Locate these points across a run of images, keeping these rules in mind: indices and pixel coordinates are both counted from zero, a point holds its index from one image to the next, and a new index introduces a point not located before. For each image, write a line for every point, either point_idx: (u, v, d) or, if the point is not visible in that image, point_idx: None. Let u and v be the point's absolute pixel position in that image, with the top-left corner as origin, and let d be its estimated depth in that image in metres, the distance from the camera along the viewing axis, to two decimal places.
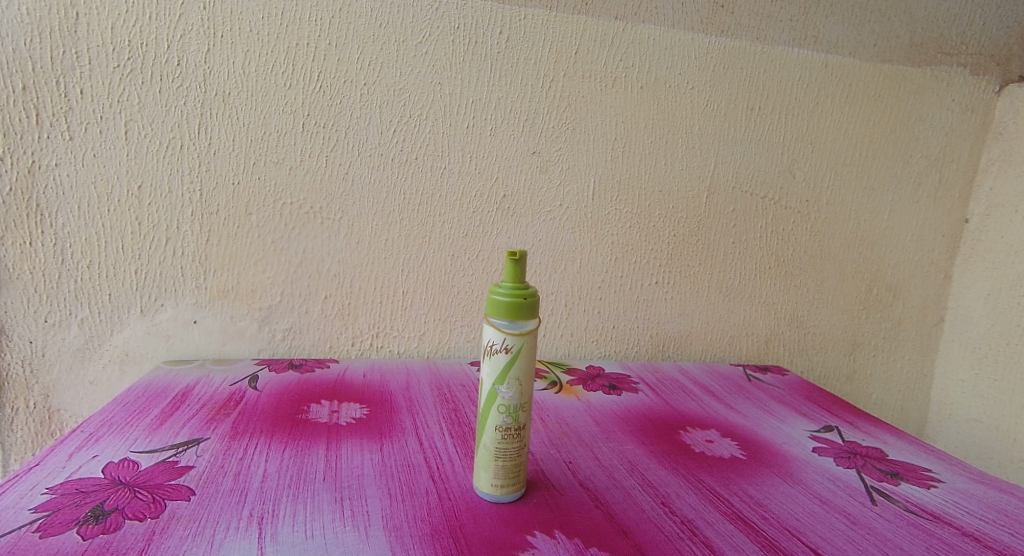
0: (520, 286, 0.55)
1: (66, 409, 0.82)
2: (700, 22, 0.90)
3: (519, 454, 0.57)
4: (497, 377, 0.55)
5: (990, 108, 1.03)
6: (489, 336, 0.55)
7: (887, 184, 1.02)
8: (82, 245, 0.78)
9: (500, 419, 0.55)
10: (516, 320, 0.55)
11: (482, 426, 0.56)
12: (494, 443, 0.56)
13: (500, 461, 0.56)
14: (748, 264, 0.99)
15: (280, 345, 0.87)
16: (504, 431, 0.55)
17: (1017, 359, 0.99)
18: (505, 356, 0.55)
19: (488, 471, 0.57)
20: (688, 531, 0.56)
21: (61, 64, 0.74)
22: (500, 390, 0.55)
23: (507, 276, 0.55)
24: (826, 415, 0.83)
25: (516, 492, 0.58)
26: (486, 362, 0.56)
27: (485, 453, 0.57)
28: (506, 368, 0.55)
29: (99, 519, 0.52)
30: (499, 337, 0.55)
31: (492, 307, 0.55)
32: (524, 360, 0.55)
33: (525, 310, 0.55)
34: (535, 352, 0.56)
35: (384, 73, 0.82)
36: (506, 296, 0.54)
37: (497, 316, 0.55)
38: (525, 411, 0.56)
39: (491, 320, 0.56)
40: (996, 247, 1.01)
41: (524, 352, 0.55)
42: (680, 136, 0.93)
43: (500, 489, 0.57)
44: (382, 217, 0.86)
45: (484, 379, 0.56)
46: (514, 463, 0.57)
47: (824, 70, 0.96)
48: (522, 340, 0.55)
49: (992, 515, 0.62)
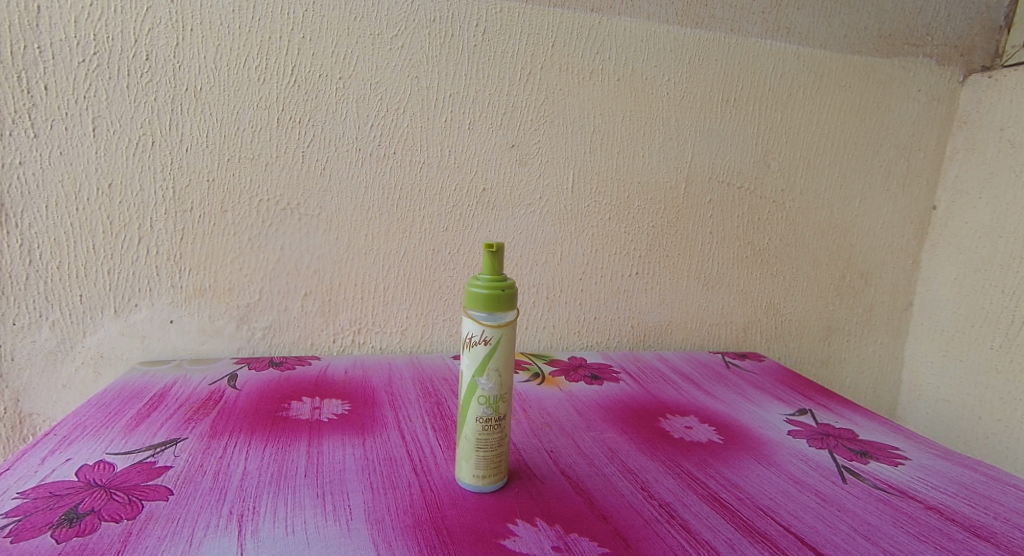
0: (498, 278, 0.55)
1: (39, 412, 0.80)
2: (674, 14, 0.91)
3: (501, 444, 0.57)
4: (477, 369, 0.55)
5: (955, 97, 1.05)
6: (468, 328, 0.55)
7: (859, 171, 1.04)
8: (52, 245, 0.77)
9: (481, 410, 0.56)
10: (495, 312, 0.55)
11: (463, 418, 0.56)
12: (475, 433, 0.56)
13: (481, 452, 0.57)
14: (725, 253, 1.00)
15: (260, 344, 0.86)
16: (484, 423, 0.56)
17: (983, 341, 1.01)
18: (484, 347, 0.55)
19: (470, 462, 0.57)
20: (665, 514, 0.57)
21: (23, 59, 0.73)
22: (480, 381, 0.55)
23: (485, 269, 0.55)
24: (801, 399, 0.84)
25: (497, 482, 0.58)
26: (465, 354, 0.56)
27: (466, 444, 0.57)
28: (485, 359, 0.55)
29: (73, 521, 0.51)
30: (478, 329, 0.55)
31: (470, 300, 0.55)
32: (503, 351, 0.55)
33: (503, 302, 0.55)
34: (514, 342, 0.56)
35: (360, 67, 0.82)
36: (484, 288, 0.54)
37: (475, 308, 0.55)
38: (505, 402, 0.56)
39: (469, 312, 0.56)
40: (962, 232, 1.04)
41: (503, 343, 0.55)
42: (655, 127, 0.93)
43: (482, 480, 0.58)
44: (361, 212, 0.85)
45: (464, 371, 0.56)
46: (496, 453, 0.57)
47: (797, 61, 0.97)
48: (500, 331, 0.55)
49: (956, 489, 0.64)
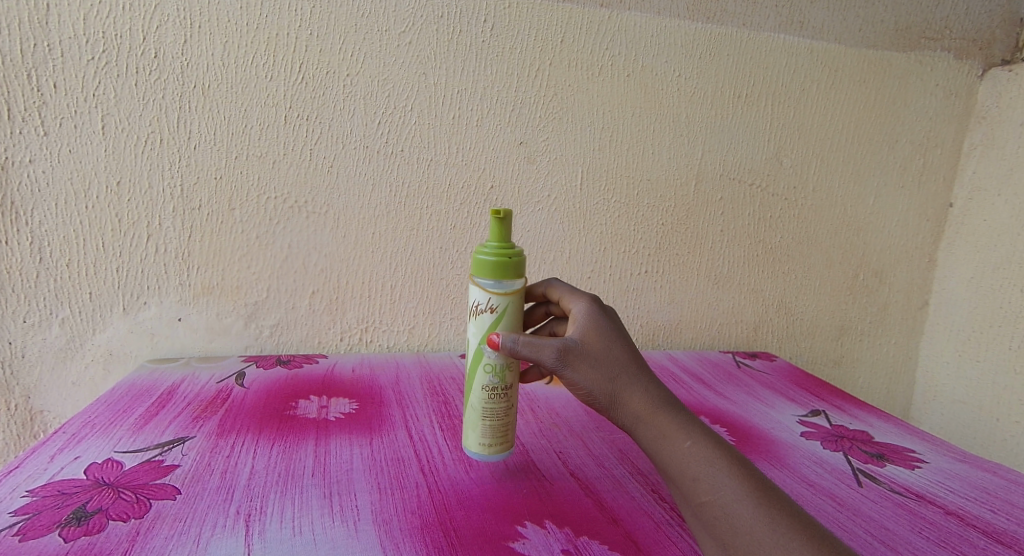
0: (505, 245, 0.56)
1: (49, 409, 0.81)
2: (686, 9, 0.89)
3: (508, 414, 0.59)
4: (483, 337, 0.57)
5: (973, 92, 1.03)
6: (475, 296, 0.56)
7: (873, 168, 1.02)
8: (61, 243, 0.77)
9: (488, 378, 0.57)
10: (502, 279, 0.56)
11: (470, 387, 0.58)
12: (481, 402, 0.58)
13: (488, 421, 0.58)
14: (736, 251, 0.99)
15: (267, 342, 0.86)
16: (490, 392, 0.57)
17: (1000, 341, 0.99)
18: (491, 315, 0.56)
19: (477, 430, 0.59)
20: (677, 517, 0.56)
21: (32, 56, 0.72)
22: (486, 350, 0.57)
23: (493, 236, 0.55)
24: (813, 400, 0.83)
25: (504, 451, 0.60)
26: (472, 321, 0.57)
27: (473, 412, 0.59)
28: (492, 326, 0.56)
29: (81, 521, 0.51)
30: (485, 297, 0.56)
31: (478, 267, 0.56)
32: (509, 318, 0.57)
33: (511, 270, 0.56)
34: (520, 308, 0.57)
35: (367, 64, 0.81)
36: (491, 255, 0.55)
37: (482, 276, 0.56)
38: (512, 371, 0.58)
39: (476, 280, 0.56)
40: (978, 231, 1.02)
41: (509, 310, 0.56)
42: (666, 124, 0.92)
43: (489, 448, 0.59)
44: (368, 210, 0.85)
45: (471, 338, 0.58)
46: (502, 423, 0.59)
47: (810, 56, 0.96)
48: (506, 300, 0.56)
49: (974, 493, 0.63)
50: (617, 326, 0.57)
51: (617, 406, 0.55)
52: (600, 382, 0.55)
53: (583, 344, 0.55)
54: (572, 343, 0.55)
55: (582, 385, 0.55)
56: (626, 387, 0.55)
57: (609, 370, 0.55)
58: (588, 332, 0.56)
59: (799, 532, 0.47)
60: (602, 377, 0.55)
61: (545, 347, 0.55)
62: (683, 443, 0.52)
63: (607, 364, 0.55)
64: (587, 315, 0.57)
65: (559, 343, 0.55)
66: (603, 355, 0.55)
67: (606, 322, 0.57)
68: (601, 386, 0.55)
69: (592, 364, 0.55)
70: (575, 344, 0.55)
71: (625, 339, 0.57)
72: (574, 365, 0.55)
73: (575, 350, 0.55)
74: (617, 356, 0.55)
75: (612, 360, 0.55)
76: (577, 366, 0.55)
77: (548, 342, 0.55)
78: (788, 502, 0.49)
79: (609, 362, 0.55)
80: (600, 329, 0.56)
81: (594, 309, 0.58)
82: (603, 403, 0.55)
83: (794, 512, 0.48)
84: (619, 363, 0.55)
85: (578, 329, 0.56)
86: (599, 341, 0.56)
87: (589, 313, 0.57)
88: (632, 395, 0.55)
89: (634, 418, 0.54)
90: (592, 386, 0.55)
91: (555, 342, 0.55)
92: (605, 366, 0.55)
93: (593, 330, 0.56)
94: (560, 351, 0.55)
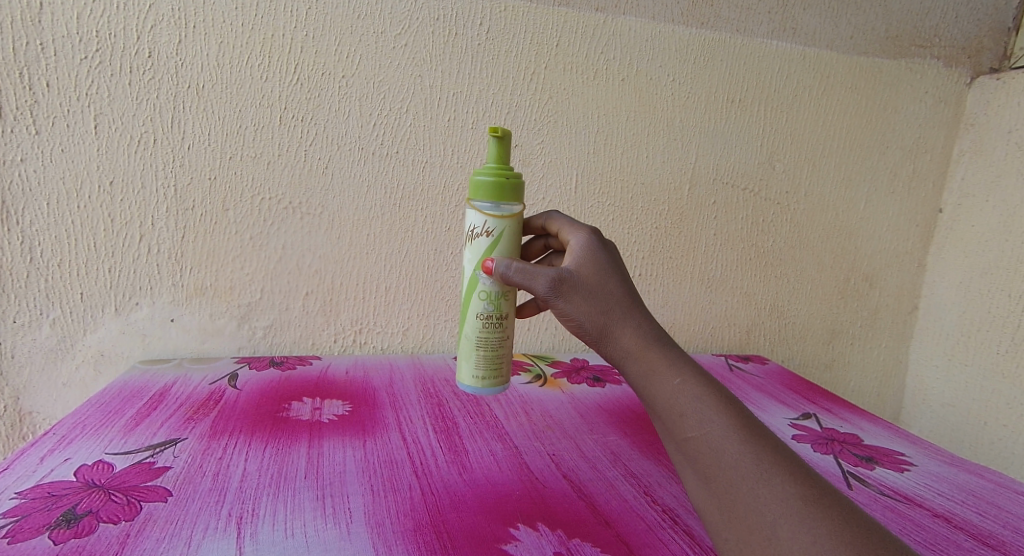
0: (504, 167, 0.59)
1: (39, 410, 0.80)
2: (680, 14, 0.90)
3: (500, 345, 0.62)
4: (479, 263, 0.60)
5: (963, 99, 1.04)
6: (472, 220, 0.59)
7: (864, 173, 1.03)
8: (53, 243, 0.77)
9: (482, 307, 0.61)
10: (499, 201, 0.59)
11: (466, 315, 0.62)
12: (474, 332, 0.61)
13: (482, 349, 0.62)
14: (729, 255, 1.00)
15: (261, 343, 0.86)
16: (485, 319, 0.61)
17: (988, 345, 1.00)
18: (487, 239, 0.59)
19: (471, 363, 0.62)
20: (669, 519, 0.57)
21: (24, 55, 0.72)
22: (482, 277, 0.60)
23: (492, 157, 0.59)
24: (804, 403, 0.84)
25: (497, 385, 0.63)
26: (469, 247, 0.61)
27: (467, 344, 0.62)
28: (487, 250, 0.59)
29: (71, 522, 0.51)
30: (481, 221, 0.59)
31: (476, 190, 0.59)
32: (505, 242, 0.59)
33: (509, 191, 0.59)
34: (517, 234, 0.60)
35: (362, 66, 0.81)
36: (490, 176, 0.58)
37: (480, 199, 0.59)
38: (504, 300, 0.61)
39: (474, 202, 0.59)
40: (967, 236, 1.03)
41: (505, 234, 0.59)
42: (660, 128, 0.93)
43: (482, 379, 0.62)
44: (363, 211, 0.85)
45: (467, 265, 0.61)
46: (495, 354, 0.62)
47: (803, 62, 0.97)
48: (502, 223, 0.59)
49: (961, 496, 0.63)
50: (616, 260, 0.56)
51: (608, 341, 0.54)
52: (593, 315, 0.54)
53: (578, 276, 0.54)
54: (567, 273, 0.54)
55: (574, 318, 0.54)
56: (618, 322, 0.53)
57: (603, 303, 0.54)
58: (584, 264, 0.55)
59: (785, 469, 0.46)
60: (594, 310, 0.54)
61: (540, 276, 0.55)
62: (672, 380, 0.51)
63: (601, 297, 0.54)
64: (585, 247, 0.56)
65: (554, 273, 0.54)
66: (597, 287, 0.54)
67: (603, 255, 0.56)
68: (593, 319, 0.54)
69: (585, 296, 0.54)
70: (570, 275, 0.54)
71: (622, 274, 0.55)
72: (567, 296, 0.54)
73: (569, 281, 0.54)
74: (612, 290, 0.54)
75: (607, 294, 0.54)
76: (570, 297, 0.54)
77: (543, 271, 0.55)
78: (777, 442, 0.48)
79: (603, 295, 0.54)
80: (597, 262, 0.55)
81: (592, 241, 0.57)
82: (594, 336, 0.54)
83: (781, 451, 0.47)
84: (614, 297, 0.54)
85: (573, 260, 0.55)
86: (595, 273, 0.55)
87: (587, 244, 0.56)
88: (624, 331, 0.53)
89: (624, 354, 0.53)
90: (583, 319, 0.54)
91: (550, 271, 0.55)
92: (599, 298, 0.54)
93: (589, 263, 0.55)
94: (554, 281, 0.54)
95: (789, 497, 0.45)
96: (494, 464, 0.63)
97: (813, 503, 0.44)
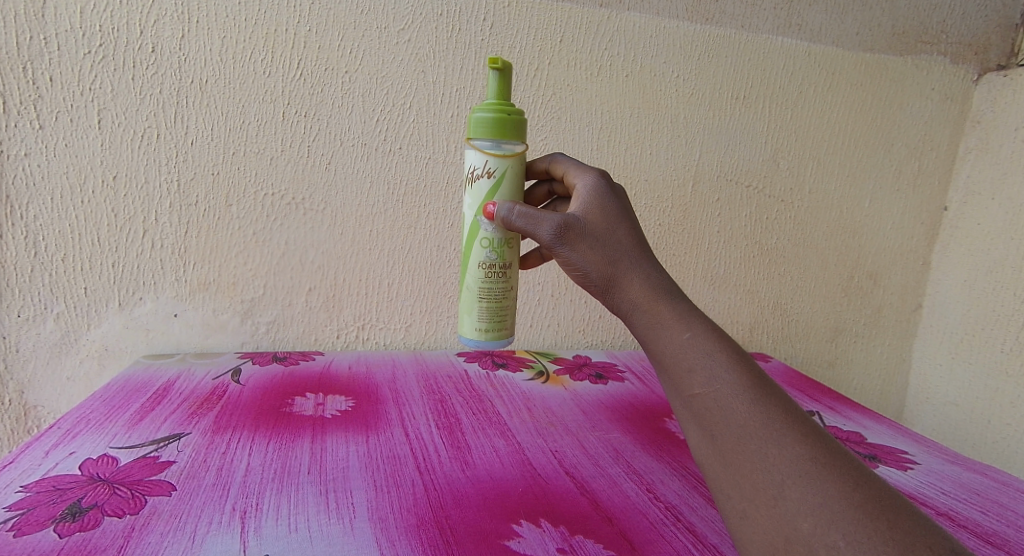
0: (505, 104, 0.59)
1: (43, 405, 0.81)
2: (684, 10, 0.90)
3: (502, 297, 0.63)
4: (479, 208, 0.60)
5: (969, 96, 1.04)
6: (472, 160, 0.60)
7: (869, 171, 1.03)
8: (56, 238, 0.77)
9: (484, 255, 0.62)
10: (500, 139, 0.59)
11: (468, 265, 0.62)
12: (477, 283, 0.62)
13: (484, 302, 0.63)
14: (732, 252, 1.00)
15: (264, 338, 0.86)
16: (487, 268, 0.62)
17: (993, 343, 1.00)
18: (489, 181, 0.60)
19: (473, 315, 0.63)
20: (671, 517, 0.57)
21: (28, 50, 0.72)
22: (483, 223, 0.60)
23: (493, 92, 0.59)
24: (807, 401, 0.84)
25: (500, 337, 0.64)
26: (469, 193, 0.61)
27: (470, 295, 0.63)
28: (488, 192, 0.60)
29: (76, 516, 0.51)
30: (482, 161, 0.59)
31: (476, 127, 0.59)
32: (506, 184, 0.60)
33: (509, 129, 0.59)
34: (519, 174, 0.60)
35: (366, 61, 0.81)
36: (491, 112, 0.58)
37: (480, 138, 0.59)
38: (506, 249, 0.62)
39: (474, 143, 0.60)
40: (973, 234, 1.02)
41: (507, 174, 0.60)
42: (664, 125, 0.93)
43: (484, 333, 0.63)
44: (366, 208, 0.85)
45: (468, 210, 0.61)
46: (497, 305, 0.63)
47: (808, 58, 0.96)
48: (504, 164, 0.59)
49: (966, 495, 0.63)
50: (624, 206, 0.55)
51: (614, 291, 0.53)
52: (601, 262, 0.53)
53: (585, 221, 0.53)
54: (573, 220, 0.53)
55: (579, 265, 0.53)
56: (626, 271, 0.52)
57: (610, 252, 0.53)
58: (591, 211, 0.54)
59: (794, 429, 0.45)
60: (601, 258, 0.53)
61: (544, 222, 0.54)
62: (682, 333, 0.50)
63: (608, 243, 0.53)
64: (592, 194, 0.56)
65: (559, 219, 0.53)
66: (604, 233, 0.53)
67: (611, 201, 0.55)
68: (600, 269, 0.53)
69: (591, 244, 0.53)
70: (577, 219, 0.53)
71: (630, 221, 0.55)
72: (572, 244, 0.53)
73: (576, 226, 0.53)
74: (620, 239, 0.53)
75: (615, 242, 0.53)
76: (575, 244, 0.53)
77: (548, 217, 0.54)
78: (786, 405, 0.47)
79: (610, 244, 0.53)
80: (605, 208, 0.54)
81: (599, 186, 0.56)
82: (600, 285, 0.53)
83: (791, 412, 0.46)
84: (622, 246, 0.53)
85: (581, 206, 0.54)
86: (602, 221, 0.54)
87: (594, 189, 0.56)
88: (632, 281, 0.52)
89: (631, 305, 0.52)
90: (588, 267, 0.53)
91: (556, 217, 0.54)
92: (605, 246, 0.53)
93: (597, 208, 0.54)
94: (559, 227, 0.53)
95: (799, 458, 0.44)
96: (497, 461, 0.63)
97: (821, 463, 0.44)
